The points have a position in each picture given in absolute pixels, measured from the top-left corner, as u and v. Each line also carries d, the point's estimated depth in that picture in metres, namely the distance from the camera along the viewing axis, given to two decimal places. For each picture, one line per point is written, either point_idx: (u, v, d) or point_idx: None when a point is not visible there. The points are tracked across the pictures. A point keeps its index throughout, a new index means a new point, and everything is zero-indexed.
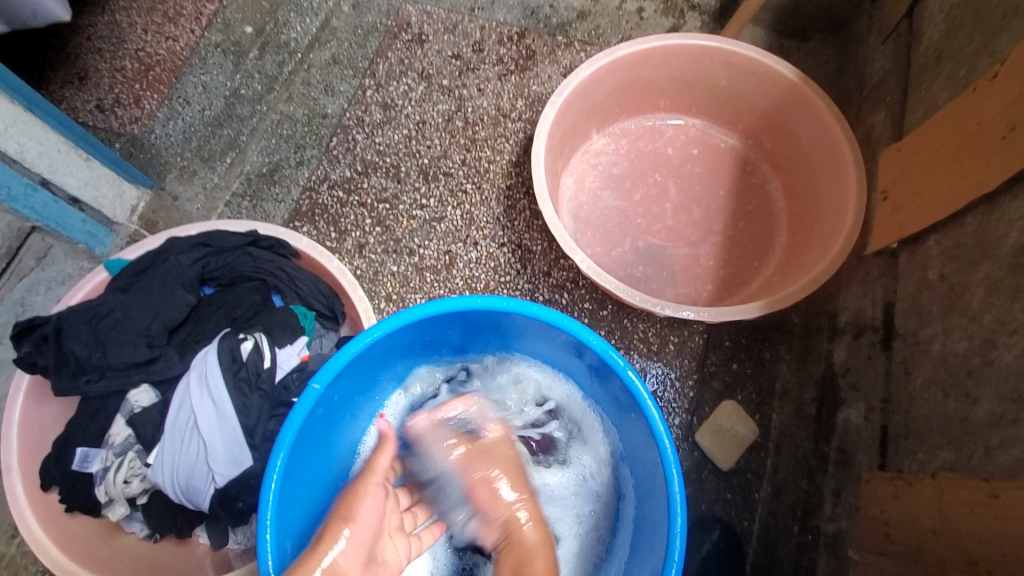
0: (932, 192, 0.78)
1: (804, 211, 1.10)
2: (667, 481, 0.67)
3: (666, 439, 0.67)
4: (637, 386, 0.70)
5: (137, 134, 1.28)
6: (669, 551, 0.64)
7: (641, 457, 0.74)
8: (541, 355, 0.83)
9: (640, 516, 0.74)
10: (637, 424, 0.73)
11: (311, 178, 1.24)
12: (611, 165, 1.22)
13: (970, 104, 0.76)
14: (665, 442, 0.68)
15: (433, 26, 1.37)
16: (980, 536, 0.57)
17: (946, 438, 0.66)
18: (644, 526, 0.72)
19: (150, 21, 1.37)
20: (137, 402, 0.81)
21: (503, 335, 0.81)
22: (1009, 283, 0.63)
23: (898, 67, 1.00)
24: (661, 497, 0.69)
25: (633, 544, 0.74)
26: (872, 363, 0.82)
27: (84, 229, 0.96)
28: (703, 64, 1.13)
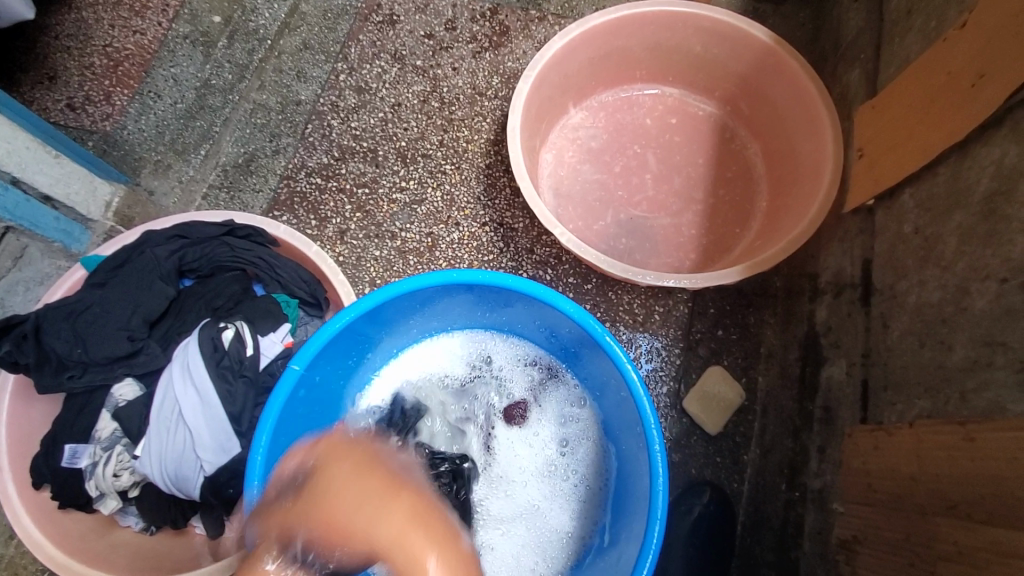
0: (906, 144, 0.78)
1: (784, 174, 1.10)
2: (648, 441, 0.68)
3: (646, 400, 0.68)
4: (614, 348, 0.71)
5: (109, 131, 1.26)
6: (653, 509, 0.65)
7: (623, 422, 0.75)
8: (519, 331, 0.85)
9: (624, 477, 0.75)
10: (618, 389, 0.74)
11: (289, 166, 1.23)
12: (590, 139, 1.21)
13: (941, 54, 0.75)
14: (645, 403, 0.68)
15: (404, 6, 1.35)
16: (965, 483, 0.57)
17: (923, 388, 0.67)
18: (628, 486, 0.74)
19: (115, 15, 1.35)
20: (122, 395, 0.81)
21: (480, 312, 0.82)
22: (981, 230, 0.64)
23: (871, 23, 1.00)
24: (642, 457, 0.70)
25: (618, 506, 0.75)
26: (853, 320, 0.82)
27: (58, 227, 0.94)
28: (677, 31, 1.11)
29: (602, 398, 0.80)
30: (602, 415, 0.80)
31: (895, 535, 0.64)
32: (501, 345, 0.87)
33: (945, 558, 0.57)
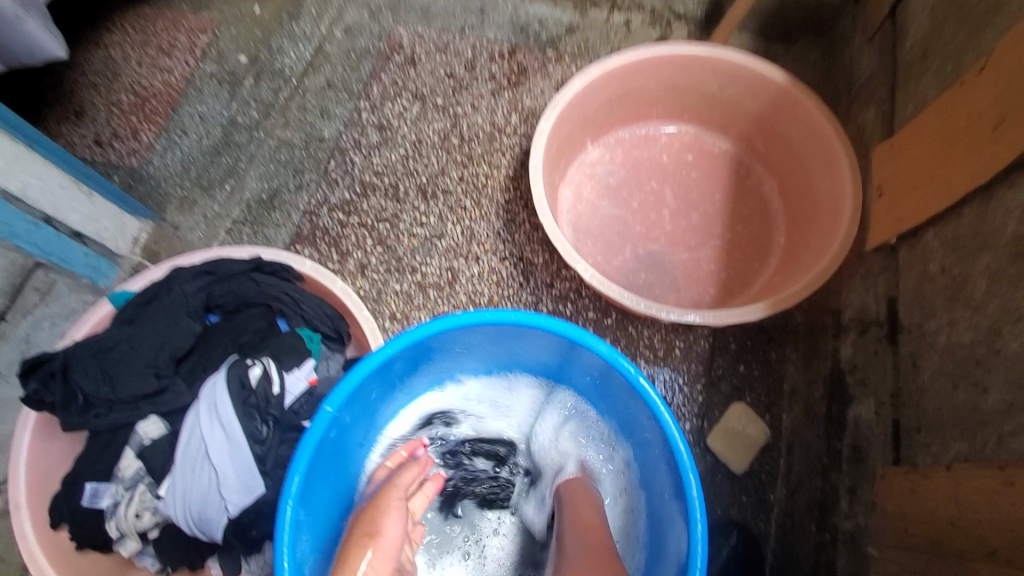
0: (928, 185, 0.79)
1: (801, 210, 1.11)
2: (686, 486, 0.67)
3: (681, 444, 0.68)
4: (647, 390, 0.71)
5: (136, 166, 1.29)
6: (692, 558, 0.64)
7: (655, 464, 0.75)
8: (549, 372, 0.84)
9: (657, 520, 0.75)
10: (650, 430, 0.74)
11: (311, 201, 1.25)
12: (607, 175, 1.23)
13: (965, 99, 0.76)
14: (680, 446, 0.68)
15: (425, 47, 1.39)
16: (1007, 528, 0.56)
17: (959, 429, 0.66)
18: (662, 530, 0.73)
19: (145, 55, 1.40)
20: (147, 433, 0.80)
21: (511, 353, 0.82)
22: (1010, 272, 0.63)
23: (885, 66, 1.02)
24: (677, 500, 0.70)
25: (653, 551, 0.74)
26: (880, 359, 0.82)
27: (86, 262, 0.95)
28: (693, 72, 1.15)
29: (631, 438, 0.79)
30: (631, 455, 0.80)
31: None
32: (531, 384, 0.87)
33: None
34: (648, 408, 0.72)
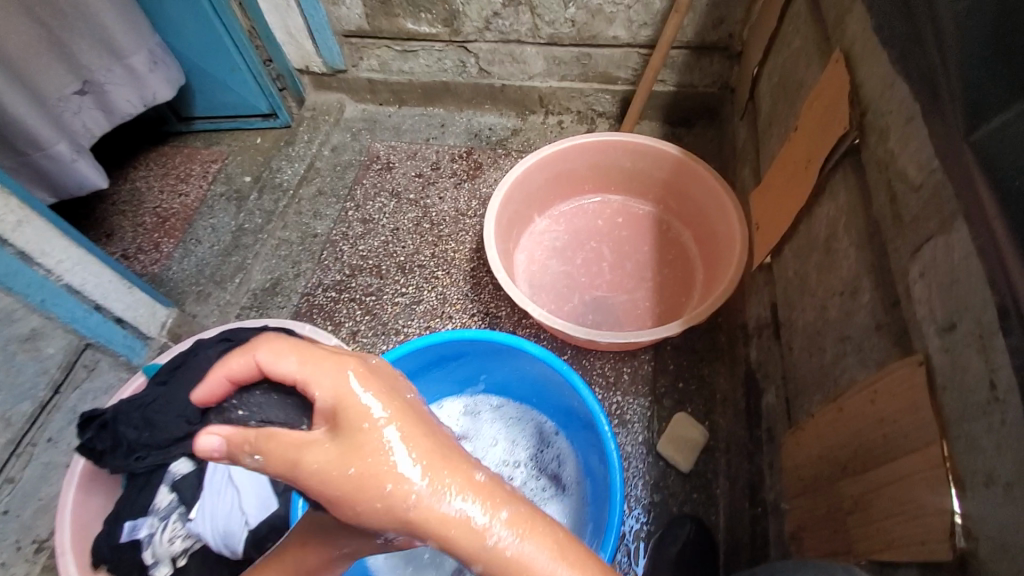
0: (782, 213, 1.03)
1: (711, 250, 1.36)
2: (607, 442, 0.90)
3: (601, 415, 0.91)
4: (572, 377, 0.95)
5: (157, 273, 1.52)
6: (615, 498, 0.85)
7: (591, 438, 0.97)
8: (521, 389, 1.11)
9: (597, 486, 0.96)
10: (580, 409, 0.97)
11: (308, 285, 1.49)
12: (554, 240, 1.50)
13: (791, 149, 1.03)
14: (601, 416, 0.91)
15: (398, 156, 1.72)
16: (848, 444, 0.70)
17: (817, 385, 0.82)
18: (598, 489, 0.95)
19: (166, 183, 1.70)
20: (179, 470, 0.97)
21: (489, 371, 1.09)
22: (825, 262, 0.85)
23: (752, 134, 1.32)
24: (604, 460, 0.92)
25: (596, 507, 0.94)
26: (773, 352, 1.02)
27: (125, 342, 1.17)
28: (609, 153, 1.44)
29: (572, 424, 1.03)
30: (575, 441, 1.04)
31: (819, 509, 0.76)
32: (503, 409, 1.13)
33: (851, 512, 0.68)
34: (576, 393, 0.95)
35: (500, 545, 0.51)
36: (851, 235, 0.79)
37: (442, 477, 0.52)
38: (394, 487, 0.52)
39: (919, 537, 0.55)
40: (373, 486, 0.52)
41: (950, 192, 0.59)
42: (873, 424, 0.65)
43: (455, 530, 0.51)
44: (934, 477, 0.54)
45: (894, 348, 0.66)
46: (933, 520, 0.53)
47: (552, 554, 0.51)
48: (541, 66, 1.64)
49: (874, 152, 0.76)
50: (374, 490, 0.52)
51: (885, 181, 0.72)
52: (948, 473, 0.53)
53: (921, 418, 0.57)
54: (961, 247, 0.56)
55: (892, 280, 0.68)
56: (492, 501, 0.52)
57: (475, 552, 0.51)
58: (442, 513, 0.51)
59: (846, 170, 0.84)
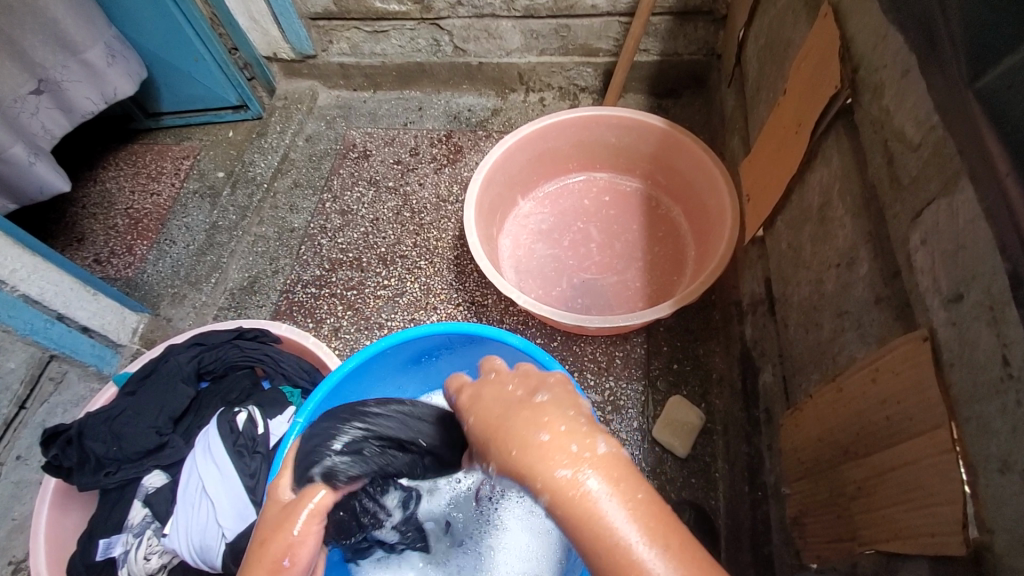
0: (773, 183, 0.98)
1: (701, 225, 1.31)
2: None
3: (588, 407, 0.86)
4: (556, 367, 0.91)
5: (131, 277, 1.46)
6: None
7: None
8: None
9: None
10: None
11: (287, 282, 1.44)
12: (539, 223, 1.45)
13: (781, 113, 0.97)
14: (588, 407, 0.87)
15: (375, 143, 1.65)
16: (849, 426, 0.66)
17: (814, 363, 0.78)
18: None
19: (136, 183, 1.63)
20: (152, 483, 0.93)
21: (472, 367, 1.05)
22: (819, 233, 0.80)
23: (741, 101, 1.26)
24: None
25: None
26: (768, 329, 0.97)
27: (93, 351, 1.12)
28: (593, 129, 1.38)
29: None
30: None
31: (821, 495, 0.72)
32: None
33: (854, 498, 0.63)
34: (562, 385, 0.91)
35: (556, 499, 0.46)
36: (846, 202, 0.73)
37: (509, 439, 0.51)
38: (487, 460, 0.54)
39: (928, 527, 0.50)
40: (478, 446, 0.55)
41: (953, 150, 0.53)
42: (875, 405, 0.60)
43: (527, 486, 0.49)
44: (943, 463, 0.50)
45: (895, 323, 0.61)
46: (943, 509, 0.49)
47: (626, 510, 0.45)
48: (518, 41, 1.57)
49: (868, 111, 0.70)
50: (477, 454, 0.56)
51: (881, 141, 0.67)
52: (958, 459, 0.48)
53: (927, 398, 0.52)
54: (967, 209, 0.51)
55: (891, 249, 0.63)
56: (554, 457, 0.48)
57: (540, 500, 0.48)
58: (518, 445, 0.50)
59: (838, 133, 0.78)
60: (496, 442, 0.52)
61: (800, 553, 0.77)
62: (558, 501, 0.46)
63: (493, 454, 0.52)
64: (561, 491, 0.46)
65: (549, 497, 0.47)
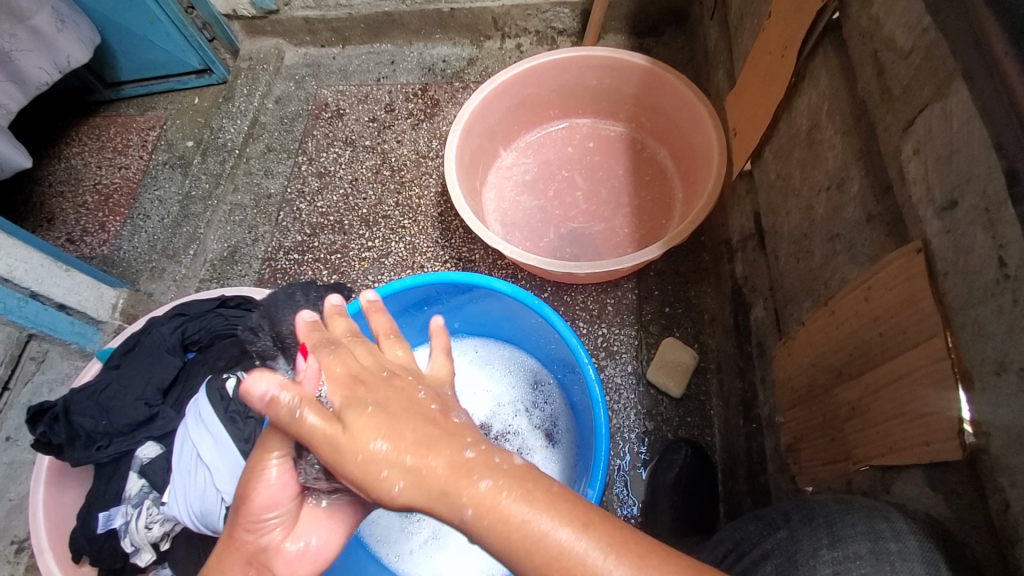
0: (759, 113, 0.95)
1: (688, 166, 1.28)
2: (588, 378, 0.85)
3: (581, 351, 0.86)
4: (546, 311, 0.89)
5: (107, 254, 1.41)
6: (600, 433, 0.82)
7: (572, 375, 0.93)
8: (512, 335, 1.04)
9: (583, 426, 0.92)
10: (561, 348, 0.93)
11: (268, 250, 1.40)
12: (523, 173, 1.41)
13: (765, 39, 0.93)
14: (580, 350, 0.86)
15: (348, 101, 1.59)
16: (841, 349, 0.65)
17: (805, 291, 0.77)
18: (585, 429, 0.91)
19: (102, 157, 1.57)
20: (147, 454, 0.92)
21: (484, 321, 1.04)
22: (809, 158, 0.78)
23: (724, 32, 1.21)
24: (588, 398, 0.88)
25: (585, 446, 0.90)
26: (759, 264, 0.96)
27: (73, 329, 1.10)
28: (572, 71, 1.32)
29: (555, 364, 0.98)
30: (559, 385, 1.00)
31: (816, 419, 0.72)
32: (495, 352, 1.08)
33: (848, 418, 0.63)
34: (557, 333, 0.90)
35: (482, 510, 0.46)
36: (835, 121, 0.71)
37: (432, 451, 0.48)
38: (378, 476, 0.48)
39: (923, 437, 0.51)
40: (377, 462, 0.48)
41: (946, 51, 0.51)
42: (866, 325, 0.60)
43: (445, 503, 0.47)
44: (937, 373, 0.49)
45: (888, 240, 0.60)
46: (937, 418, 0.49)
47: (546, 517, 0.45)
48: None
49: (857, 24, 0.67)
50: (375, 465, 0.48)
51: (871, 53, 0.64)
52: (953, 367, 0.48)
53: (921, 310, 0.52)
54: (961, 111, 0.49)
55: (884, 165, 0.62)
56: (474, 469, 0.47)
57: (460, 520, 0.47)
58: (430, 465, 0.48)
59: (825, 51, 0.75)
60: (410, 447, 0.49)
61: (795, 478, 0.78)
62: (485, 514, 0.46)
63: (411, 475, 0.48)
64: (482, 510, 0.46)
65: (476, 512, 0.46)
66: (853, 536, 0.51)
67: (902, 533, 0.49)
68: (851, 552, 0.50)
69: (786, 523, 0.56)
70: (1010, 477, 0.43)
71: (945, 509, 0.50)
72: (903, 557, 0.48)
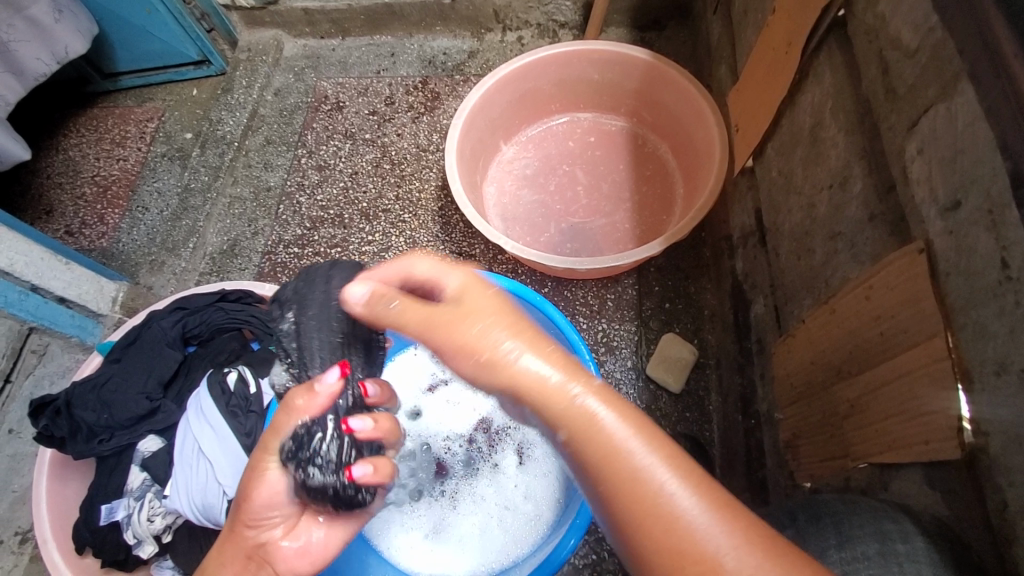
0: (762, 110, 0.95)
1: (690, 162, 1.28)
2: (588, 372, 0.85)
3: (582, 346, 0.86)
4: (547, 306, 0.90)
5: (106, 246, 1.41)
6: None
7: None
8: None
9: None
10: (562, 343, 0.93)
11: (268, 243, 1.40)
12: (524, 167, 1.41)
13: (769, 35, 0.92)
14: (581, 346, 0.86)
15: (348, 93, 1.58)
16: (841, 347, 0.66)
17: (806, 289, 0.78)
18: None
19: (101, 149, 1.56)
20: (147, 448, 0.93)
21: None
22: (811, 156, 0.78)
23: (727, 27, 1.21)
24: None
25: None
26: (760, 261, 0.97)
27: (74, 323, 1.10)
28: (574, 65, 1.32)
29: None
30: None
31: (815, 417, 0.72)
32: None
33: (847, 416, 0.64)
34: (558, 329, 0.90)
35: (580, 402, 0.51)
36: (839, 120, 0.71)
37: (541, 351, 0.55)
38: (484, 356, 0.55)
39: (922, 436, 0.51)
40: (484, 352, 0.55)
41: (952, 51, 0.51)
42: (867, 324, 0.60)
43: (551, 396, 0.52)
44: (936, 373, 0.50)
45: (890, 240, 0.60)
46: (937, 417, 0.49)
47: (634, 432, 0.50)
48: None
49: (862, 22, 0.67)
50: (494, 362, 0.54)
51: (876, 52, 0.64)
52: (953, 367, 0.48)
53: (922, 310, 0.52)
54: (966, 112, 0.50)
55: (887, 164, 0.62)
56: (573, 380, 0.53)
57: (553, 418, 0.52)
58: (528, 368, 0.54)
59: (829, 49, 0.75)
60: (521, 346, 0.55)
61: (793, 474, 0.78)
62: (582, 408, 0.51)
63: (502, 375, 0.54)
64: (575, 407, 0.51)
65: (567, 404, 0.51)
66: (860, 536, 0.52)
67: (911, 535, 0.50)
68: (859, 553, 0.51)
69: (794, 522, 0.58)
70: (1009, 476, 0.44)
71: (943, 507, 0.51)
72: (911, 558, 0.49)
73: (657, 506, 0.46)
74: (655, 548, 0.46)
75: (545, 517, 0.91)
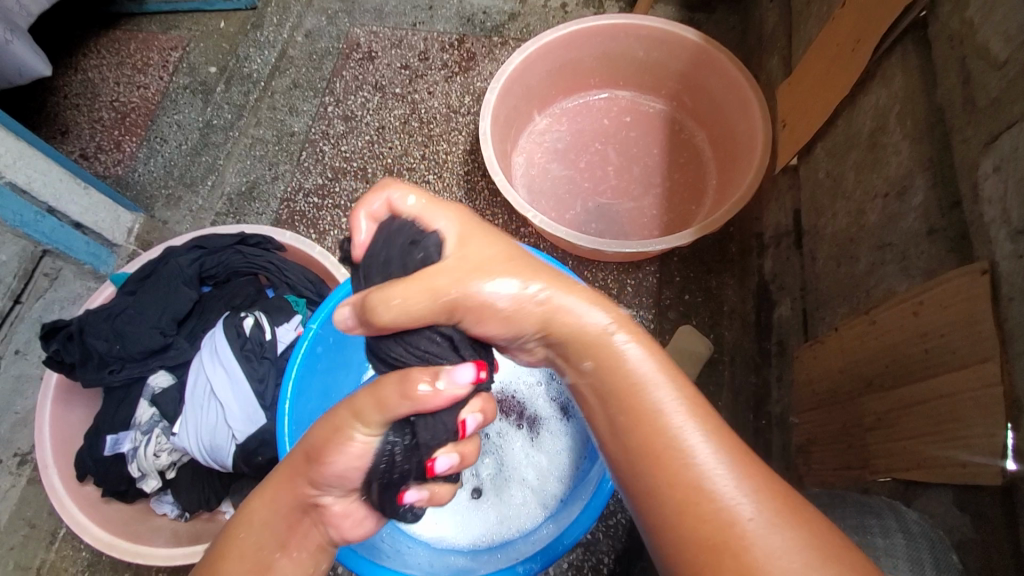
0: (814, 108, 0.92)
1: (726, 154, 1.25)
2: None
3: None
4: None
5: (122, 175, 1.38)
6: None
7: None
8: None
9: None
10: None
11: (288, 190, 1.37)
12: (555, 141, 1.37)
13: (833, 29, 0.89)
14: None
15: (381, 44, 1.52)
16: (874, 359, 0.65)
17: (842, 297, 0.77)
18: None
19: (120, 74, 1.51)
20: (158, 384, 0.92)
21: None
22: (868, 160, 0.76)
23: (785, 18, 1.17)
24: None
25: None
26: (791, 263, 0.96)
27: (88, 250, 1.08)
28: (620, 39, 1.27)
29: None
30: None
31: (835, 425, 0.71)
32: None
33: (871, 429, 0.63)
34: None
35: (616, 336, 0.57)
36: (904, 126, 0.69)
37: (576, 288, 0.59)
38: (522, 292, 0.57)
39: (958, 459, 0.51)
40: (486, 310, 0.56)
41: None
42: (912, 339, 0.59)
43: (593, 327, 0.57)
44: (984, 398, 0.50)
45: (948, 257, 0.59)
46: (979, 442, 0.50)
47: (676, 393, 0.54)
48: None
49: (946, 26, 0.64)
50: (524, 313, 0.57)
51: (958, 59, 0.61)
52: (1003, 395, 0.48)
53: (977, 333, 0.51)
54: None
55: (954, 178, 0.60)
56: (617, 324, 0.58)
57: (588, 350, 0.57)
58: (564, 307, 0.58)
59: (904, 51, 0.72)
60: (552, 283, 0.58)
61: (802, 478, 0.78)
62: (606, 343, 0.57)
63: (551, 287, 0.58)
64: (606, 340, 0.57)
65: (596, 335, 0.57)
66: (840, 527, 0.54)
67: (891, 531, 0.52)
68: None
69: None
70: None
71: (969, 529, 0.51)
72: (887, 552, 0.50)
73: (673, 452, 0.51)
74: (671, 497, 0.50)
75: (551, 492, 0.91)
